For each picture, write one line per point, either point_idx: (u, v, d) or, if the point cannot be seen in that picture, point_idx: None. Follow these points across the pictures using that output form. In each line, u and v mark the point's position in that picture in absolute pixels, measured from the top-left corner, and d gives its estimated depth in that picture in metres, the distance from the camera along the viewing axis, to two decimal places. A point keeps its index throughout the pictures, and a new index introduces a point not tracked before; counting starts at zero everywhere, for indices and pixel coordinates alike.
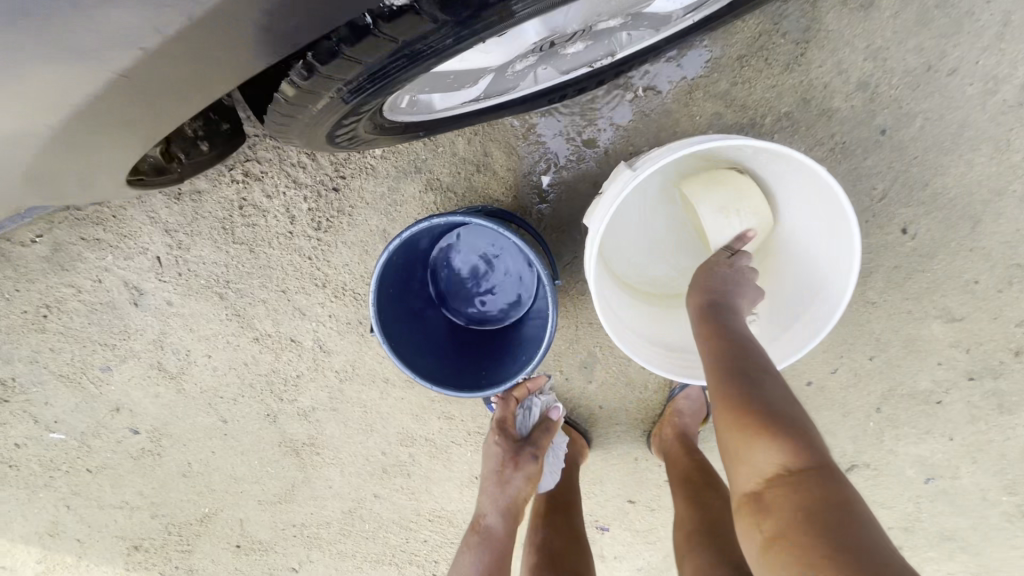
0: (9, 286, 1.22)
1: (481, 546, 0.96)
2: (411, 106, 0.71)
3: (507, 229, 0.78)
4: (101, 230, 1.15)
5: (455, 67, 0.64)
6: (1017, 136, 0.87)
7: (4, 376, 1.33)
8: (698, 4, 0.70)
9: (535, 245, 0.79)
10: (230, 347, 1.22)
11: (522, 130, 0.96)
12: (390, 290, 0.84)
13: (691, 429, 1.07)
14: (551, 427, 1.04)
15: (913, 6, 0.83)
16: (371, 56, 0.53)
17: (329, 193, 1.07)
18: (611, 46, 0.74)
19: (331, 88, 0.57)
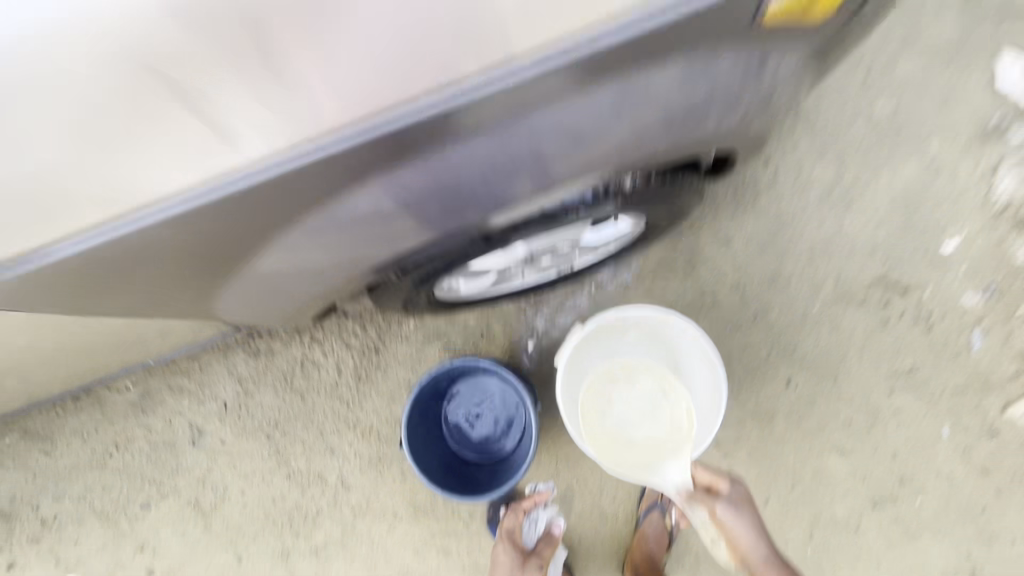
0: (92, 426, 1.50)
1: None
2: (446, 291, 1.13)
3: (509, 371, 1.13)
4: (186, 379, 1.49)
5: (472, 271, 1.05)
6: (843, 318, 1.29)
7: (47, 514, 1.49)
8: (627, 237, 1.11)
9: (524, 387, 1.14)
10: (263, 483, 1.43)
11: (514, 310, 1.39)
12: (417, 418, 1.16)
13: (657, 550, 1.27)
14: (553, 537, 1.26)
15: (754, 241, 1.33)
16: (430, 264, 0.91)
17: (372, 353, 1.44)
18: (569, 261, 1.19)
19: (404, 279, 0.96)
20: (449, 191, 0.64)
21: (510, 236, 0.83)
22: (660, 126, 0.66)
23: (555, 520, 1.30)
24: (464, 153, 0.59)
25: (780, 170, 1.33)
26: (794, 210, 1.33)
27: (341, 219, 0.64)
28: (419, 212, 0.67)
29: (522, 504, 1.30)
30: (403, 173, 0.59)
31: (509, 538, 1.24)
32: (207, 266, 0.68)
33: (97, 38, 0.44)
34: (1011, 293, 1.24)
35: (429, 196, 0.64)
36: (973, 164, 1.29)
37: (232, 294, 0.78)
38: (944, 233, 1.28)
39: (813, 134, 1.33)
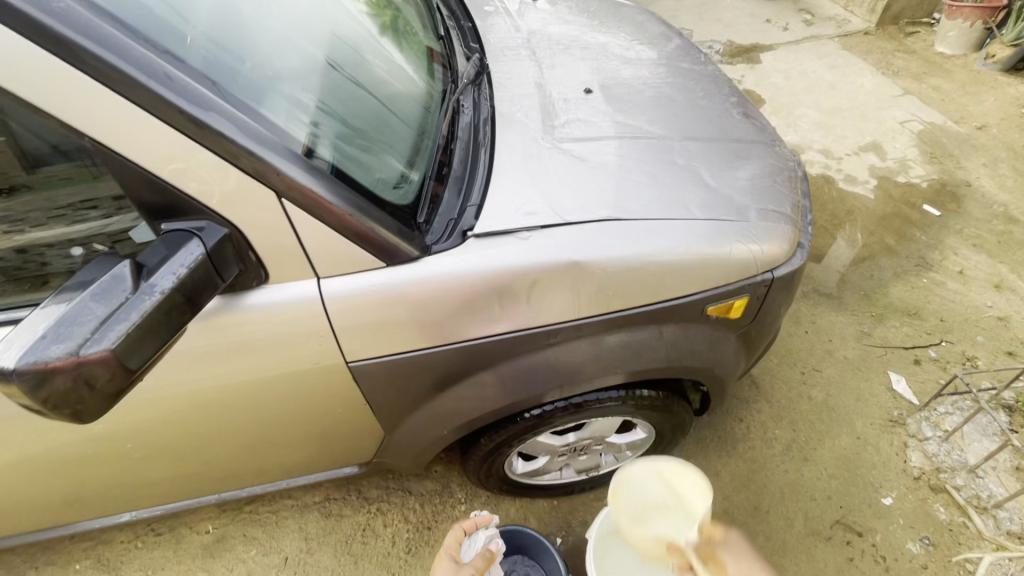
0: (159, 563, 1.68)
1: None
2: (507, 467, 1.53)
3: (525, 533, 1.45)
4: (259, 530, 1.73)
5: (532, 449, 1.48)
6: (816, 550, 1.59)
7: None
8: (641, 446, 1.57)
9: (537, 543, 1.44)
10: None
11: (548, 507, 1.73)
12: None
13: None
14: (490, 553, 1.22)
15: (738, 476, 1.75)
16: (512, 432, 1.36)
17: (425, 529, 1.71)
18: (597, 462, 1.62)
19: (490, 443, 1.40)
20: (567, 374, 1.10)
21: (572, 415, 1.33)
22: (680, 356, 1.16)
23: (494, 538, 1.28)
24: (577, 348, 1.08)
25: (750, 427, 1.86)
26: (764, 457, 1.79)
27: (515, 376, 1.09)
28: (547, 387, 1.11)
29: (466, 525, 1.29)
30: (544, 354, 1.08)
31: (449, 557, 1.22)
32: (407, 397, 1.10)
33: (468, 277, 0.93)
34: (944, 545, 1.56)
35: (556, 374, 1.10)
36: (890, 440, 1.80)
37: (401, 413, 1.15)
38: (881, 490, 1.69)
39: (770, 405, 1.91)
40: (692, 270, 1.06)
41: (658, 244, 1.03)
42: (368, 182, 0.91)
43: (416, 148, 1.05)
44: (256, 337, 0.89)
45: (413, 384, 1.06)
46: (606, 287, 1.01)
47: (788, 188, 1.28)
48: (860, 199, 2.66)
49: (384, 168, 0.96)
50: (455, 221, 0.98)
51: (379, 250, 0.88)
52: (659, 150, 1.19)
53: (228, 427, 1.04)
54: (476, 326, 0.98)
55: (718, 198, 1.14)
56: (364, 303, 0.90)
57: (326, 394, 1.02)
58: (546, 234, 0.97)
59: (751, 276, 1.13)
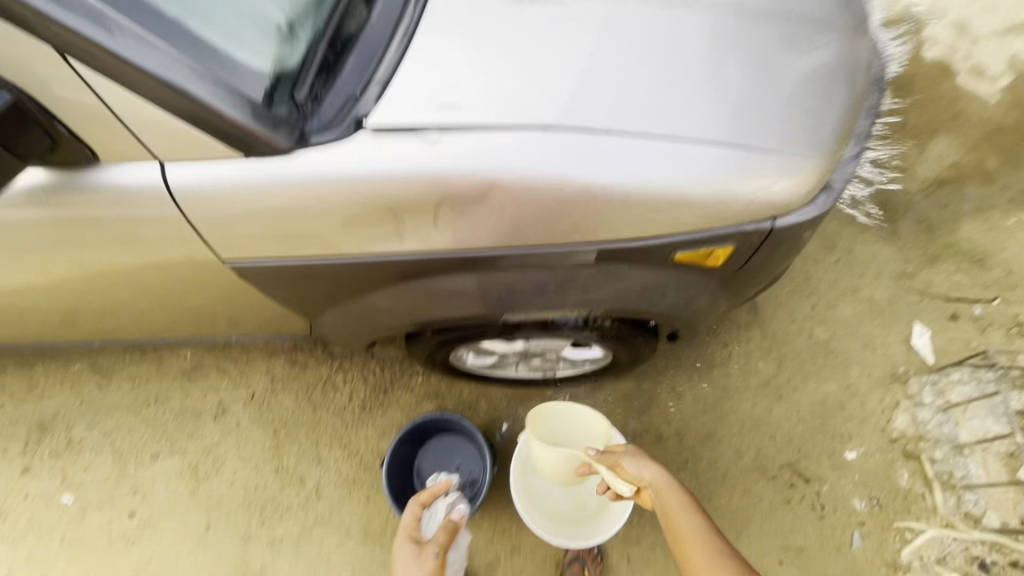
0: (144, 377, 1.84)
1: None
2: (455, 360, 1.48)
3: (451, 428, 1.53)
4: (231, 365, 1.84)
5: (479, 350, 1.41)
6: (754, 487, 1.58)
7: (75, 437, 1.78)
8: (599, 363, 1.47)
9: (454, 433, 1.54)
10: (254, 469, 1.71)
11: (502, 396, 1.73)
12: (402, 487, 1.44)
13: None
14: (453, 522, 1.24)
15: (699, 403, 1.68)
16: (453, 336, 1.28)
17: (381, 392, 1.77)
18: (551, 368, 1.55)
19: (430, 342, 1.32)
20: (492, 300, 0.99)
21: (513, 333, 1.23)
22: (631, 297, 1.02)
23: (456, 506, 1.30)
24: (506, 276, 0.94)
25: (732, 355, 1.72)
26: (736, 388, 1.69)
27: (433, 294, 0.98)
28: (473, 311, 1.02)
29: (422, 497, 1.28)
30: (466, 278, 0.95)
31: (409, 533, 1.22)
32: (322, 295, 1.03)
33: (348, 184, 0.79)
34: (891, 509, 1.51)
35: (481, 300, 0.99)
36: (881, 397, 1.64)
37: (325, 309, 1.10)
38: (847, 443, 1.60)
39: (763, 336, 1.74)
40: (651, 207, 0.84)
41: (605, 167, 0.81)
42: (242, 60, 0.79)
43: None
44: (93, 217, 0.86)
45: (319, 285, 0.98)
46: (528, 217, 0.84)
47: (842, 98, 0.92)
48: (980, 99, 2.06)
49: (265, 29, 0.82)
50: (347, 99, 0.83)
51: (241, 135, 0.77)
52: (660, 21, 0.86)
53: (124, 287, 1.04)
54: (372, 239, 0.86)
55: (722, 104, 0.84)
56: (236, 195, 0.81)
57: (218, 278, 0.97)
58: (454, 142, 0.78)
59: (741, 223, 0.87)
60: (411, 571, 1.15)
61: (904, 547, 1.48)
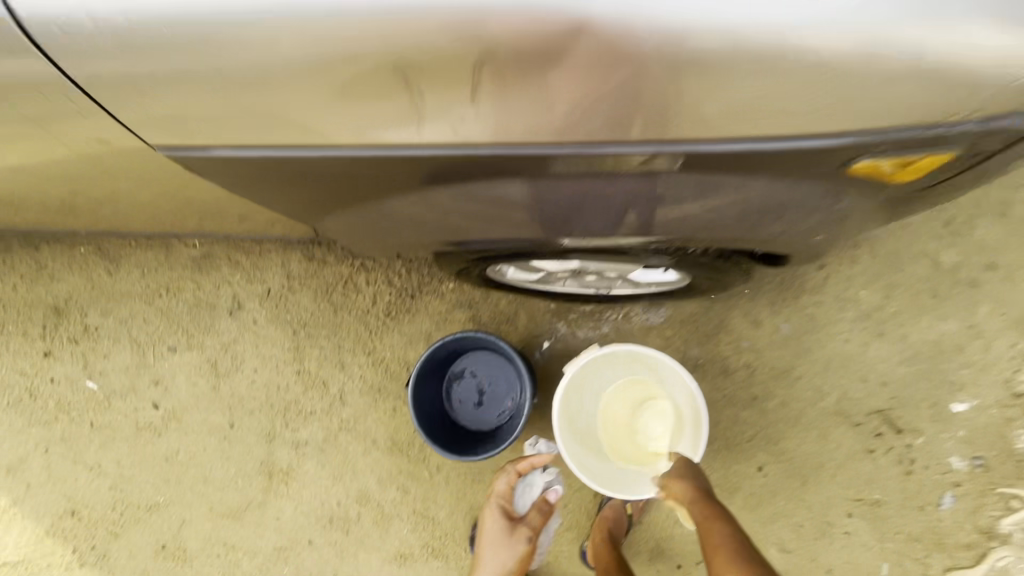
0: (153, 265, 1.68)
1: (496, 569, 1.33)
2: (495, 274, 1.23)
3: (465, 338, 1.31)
4: (243, 257, 1.64)
5: (525, 266, 1.16)
6: (832, 433, 1.37)
7: (91, 324, 1.69)
8: (666, 288, 1.22)
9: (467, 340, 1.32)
10: (275, 370, 1.60)
11: (545, 311, 1.50)
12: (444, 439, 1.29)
13: (615, 532, 1.35)
14: (546, 505, 1.38)
15: (780, 334, 1.42)
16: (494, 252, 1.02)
17: (407, 297, 1.57)
18: (607, 289, 1.30)
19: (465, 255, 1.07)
20: (562, 206, 0.79)
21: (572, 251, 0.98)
22: (736, 207, 0.80)
23: (550, 486, 1.40)
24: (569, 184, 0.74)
25: (829, 279, 1.41)
26: (828, 320, 1.41)
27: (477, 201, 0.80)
28: (537, 218, 0.83)
29: (520, 466, 1.35)
30: (533, 182, 0.74)
31: (501, 498, 1.35)
32: (345, 192, 0.82)
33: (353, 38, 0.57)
34: (995, 473, 1.31)
35: (548, 205, 0.79)
36: (1012, 343, 1.34)
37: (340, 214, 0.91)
38: (956, 393, 1.34)
39: (873, 259, 1.40)
40: (809, 83, 0.57)
41: (749, 9, 0.53)
42: None
43: None
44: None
45: (337, 184, 0.80)
46: (600, 98, 0.60)
47: None
48: None
49: None
50: None
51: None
52: None
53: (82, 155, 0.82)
54: (414, 124, 0.65)
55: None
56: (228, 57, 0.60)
57: (189, 153, 0.75)
58: None
59: (930, 117, 0.61)
60: (501, 542, 1.32)
61: (1002, 515, 1.29)
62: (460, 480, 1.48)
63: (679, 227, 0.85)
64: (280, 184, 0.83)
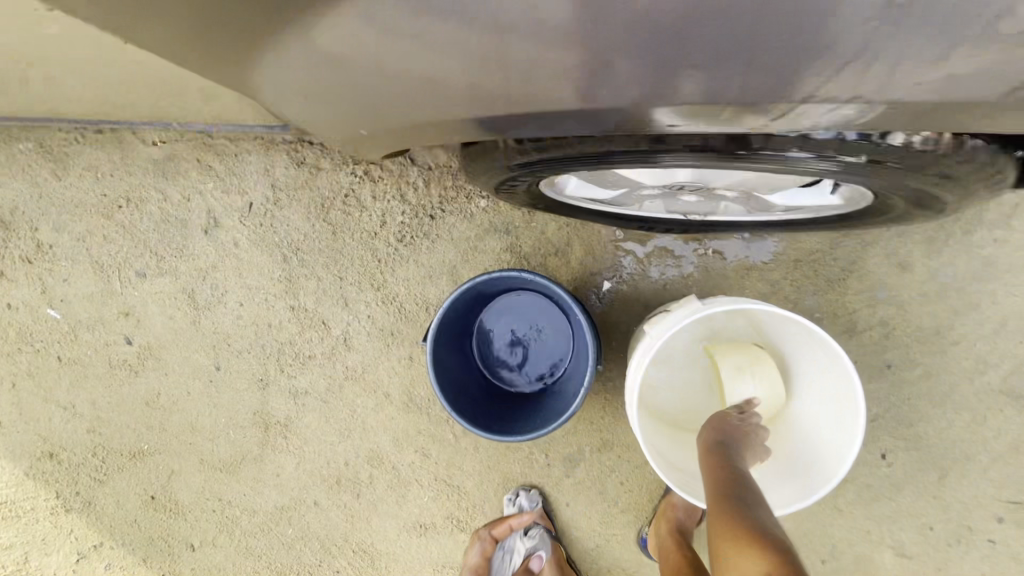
0: (108, 168, 1.34)
1: None
2: (550, 188, 0.85)
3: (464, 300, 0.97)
4: (217, 160, 1.28)
5: (598, 178, 0.77)
6: (992, 416, 1.02)
7: (44, 240, 1.38)
8: (803, 214, 0.83)
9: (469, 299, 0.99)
10: (264, 304, 1.29)
11: (607, 241, 1.12)
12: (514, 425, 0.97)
13: (686, 523, 1.07)
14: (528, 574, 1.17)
15: (936, 283, 1.02)
16: (557, 152, 0.64)
17: (425, 217, 1.20)
18: (707, 212, 0.91)
19: (509, 158, 0.69)
20: (717, 17, 0.44)
21: (689, 154, 0.60)
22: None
23: (535, 554, 1.17)
24: None
25: (1021, 208, 0.99)
26: (1010, 265, 1.01)
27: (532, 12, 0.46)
28: (670, 62, 0.48)
29: (494, 533, 1.18)
30: None
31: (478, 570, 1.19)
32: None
33: None
34: None
35: (700, 23, 0.45)
36: None
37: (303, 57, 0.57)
38: None
39: None
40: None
41: None
42: None
43: None
44: None
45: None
46: None
47: None
48: None
49: None
50: None
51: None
52: None
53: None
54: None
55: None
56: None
57: None
58: None
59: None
60: None
61: None
62: (490, 447, 1.21)
63: (907, 92, 0.48)
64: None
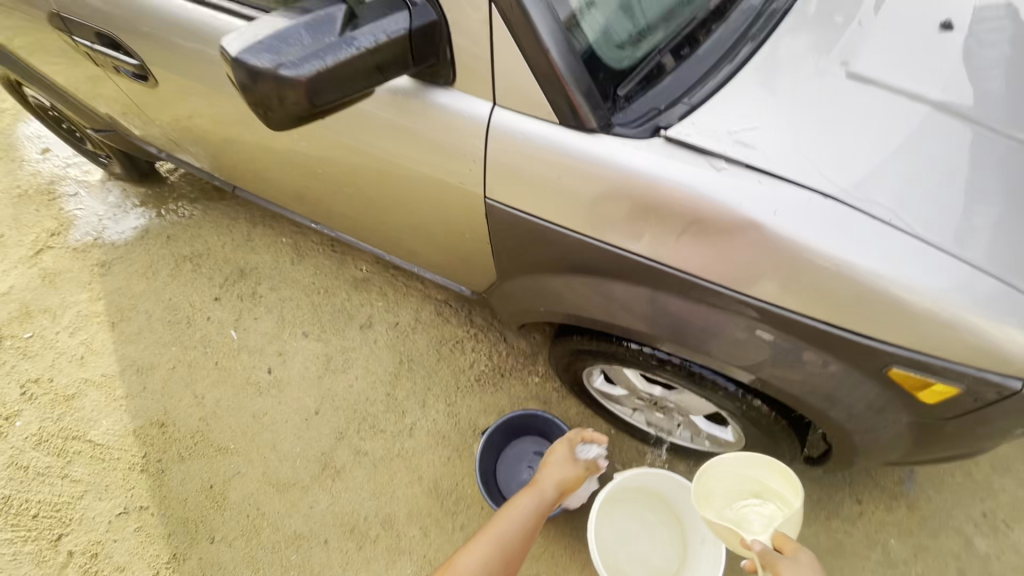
0: (325, 271, 2.15)
1: (530, 497, 1.18)
2: (585, 376, 1.52)
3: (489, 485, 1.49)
4: (391, 292, 2.07)
5: (614, 376, 1.45)
6: None
7: (258, 292, 2.13)
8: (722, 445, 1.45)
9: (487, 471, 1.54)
10: (370, 385, 1.90)
11: (604, 432, 1.73)
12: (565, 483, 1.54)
13: None
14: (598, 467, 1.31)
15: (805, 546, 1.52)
16: (598, 352, 1.34)
17: (498, 373, 1.87)
18: (670, 430, 1.54)
19: (574, 346, 1.39)
20: (680, 325, 1.04)
21: (660, 373, 1.27)
22: (801, 391, 1.04)
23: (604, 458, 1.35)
24: (683, 306, 1.02)
25: (863, 517, 1.54)
26: (855, 553, 1.50)
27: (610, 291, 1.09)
28: (661, 329, 1.06)
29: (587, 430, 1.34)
30: (651, 293, 1.04)
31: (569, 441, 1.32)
32: (532, 255, 1.16)
33: (597, 171, 0.93)
34: None
35: (673, 322, 1.04)
36: None
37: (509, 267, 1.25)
38: None
39: (908, 516, 1.54)
40: (889, 299, 0.85)
41: (849, 245, 0.85)
42: (585, 30, 0.90)
43: (668, 20, 0.98)
44: (382, 121, 1.11)
45: (529, 249, 1.14)
46: (730, 257, 0.91)
47: None
48: None
49: (617, 21, 0.93)
50: (656, 113, 0.93)
51: (559, 100, 0.91)
52: (931, 158, 0.89)
53: (380, 162, 1.20)
54: (615, 232, 0.99)
55: (978, 222, 0.87)
56: (530, 148, 0.97)
57: (449, 190, 1.14)
58: (696, 168, 0.89)
59: (951, 360, 0.87)
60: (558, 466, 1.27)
61: None
62: None
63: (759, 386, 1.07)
64: (487, 233, 1.19)
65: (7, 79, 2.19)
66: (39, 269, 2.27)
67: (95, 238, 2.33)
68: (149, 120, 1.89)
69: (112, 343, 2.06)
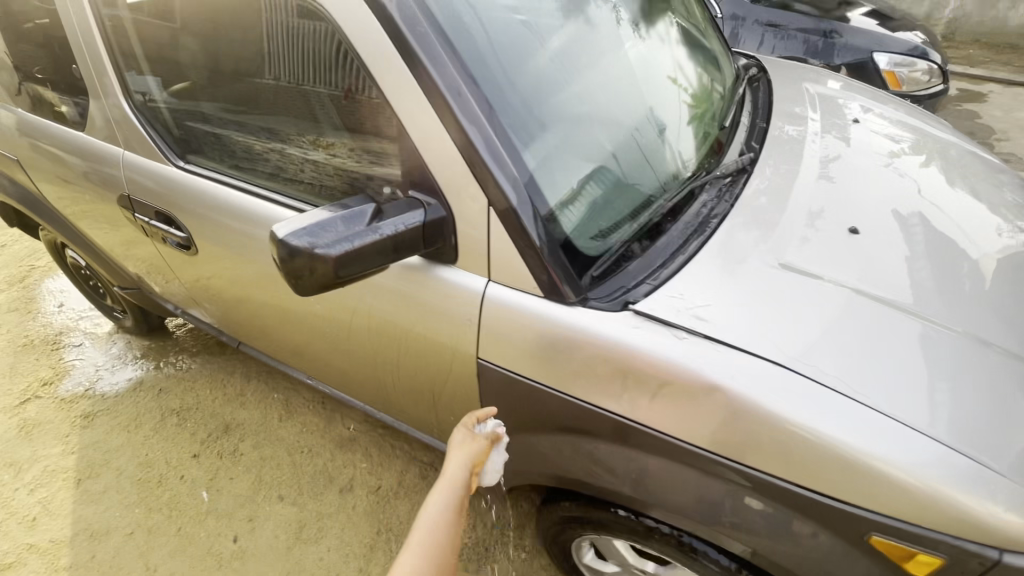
0: (311, 428, 2.13)
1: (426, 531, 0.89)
2: (574, 550, 1.44)
3: None
4: (377, 453, 2.03)
5: (603, 549, 1.38)
6: None
7: (238, 449, 2.08)
8: None
9: None
10: (341, 558, 1.76)
11: None
12: None
13: None
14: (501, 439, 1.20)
15: None
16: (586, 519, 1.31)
17: (481, 547, 1.75)
18: None
19: (562, 513, 1.36)
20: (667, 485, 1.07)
21: (650, 545, 1.22)
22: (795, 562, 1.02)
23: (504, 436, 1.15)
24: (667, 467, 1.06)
25: None
26: None
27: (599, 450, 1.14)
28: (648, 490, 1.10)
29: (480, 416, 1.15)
30: (638, 454, 1.09)
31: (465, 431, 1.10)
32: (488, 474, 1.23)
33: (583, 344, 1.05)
34: None
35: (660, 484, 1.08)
36: None
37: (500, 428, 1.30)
38: None
39: None
40: (860, 468, 0.91)
41: (814, 415, 0.93)
42: (569, 231, 1.10)
43: (633, 218, 1.18)
44: (391, 291, 1.27)
45: (521, 410, 1.21)
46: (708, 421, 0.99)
47: None
48: None
49: (591, 221, 1.13)
50: (624, 290, 1.09)
51: (541, 276, 1.08)
52: (875, 336, 1.01)
53: (385, 325, 1.33)
54: (601, 395, 1.07)
55: (932, 396, 0.95)
56: (517, 318, 1.10)
57: (447, 352, 1.25)
58: (670, 341, 1.01)
59: (924, 526, 0.89)
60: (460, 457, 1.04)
61: None
62: None
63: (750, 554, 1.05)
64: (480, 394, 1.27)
65: (53, 241, 2.44)
66: (20, 420, 2.24)
67: (86, 389, 2.34)
68: (173, 279, 2.07)
69: (71, 504, 1.93)
